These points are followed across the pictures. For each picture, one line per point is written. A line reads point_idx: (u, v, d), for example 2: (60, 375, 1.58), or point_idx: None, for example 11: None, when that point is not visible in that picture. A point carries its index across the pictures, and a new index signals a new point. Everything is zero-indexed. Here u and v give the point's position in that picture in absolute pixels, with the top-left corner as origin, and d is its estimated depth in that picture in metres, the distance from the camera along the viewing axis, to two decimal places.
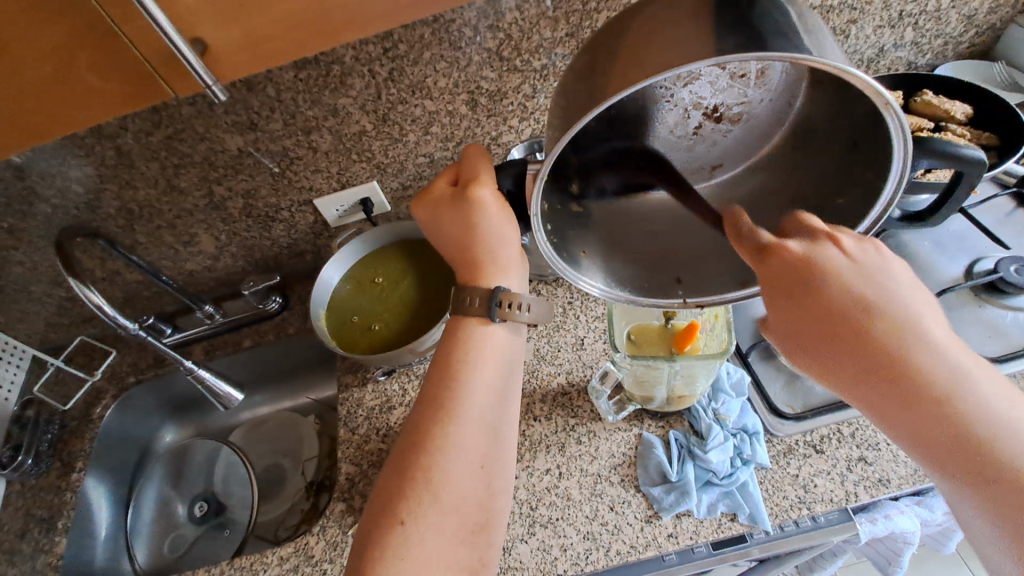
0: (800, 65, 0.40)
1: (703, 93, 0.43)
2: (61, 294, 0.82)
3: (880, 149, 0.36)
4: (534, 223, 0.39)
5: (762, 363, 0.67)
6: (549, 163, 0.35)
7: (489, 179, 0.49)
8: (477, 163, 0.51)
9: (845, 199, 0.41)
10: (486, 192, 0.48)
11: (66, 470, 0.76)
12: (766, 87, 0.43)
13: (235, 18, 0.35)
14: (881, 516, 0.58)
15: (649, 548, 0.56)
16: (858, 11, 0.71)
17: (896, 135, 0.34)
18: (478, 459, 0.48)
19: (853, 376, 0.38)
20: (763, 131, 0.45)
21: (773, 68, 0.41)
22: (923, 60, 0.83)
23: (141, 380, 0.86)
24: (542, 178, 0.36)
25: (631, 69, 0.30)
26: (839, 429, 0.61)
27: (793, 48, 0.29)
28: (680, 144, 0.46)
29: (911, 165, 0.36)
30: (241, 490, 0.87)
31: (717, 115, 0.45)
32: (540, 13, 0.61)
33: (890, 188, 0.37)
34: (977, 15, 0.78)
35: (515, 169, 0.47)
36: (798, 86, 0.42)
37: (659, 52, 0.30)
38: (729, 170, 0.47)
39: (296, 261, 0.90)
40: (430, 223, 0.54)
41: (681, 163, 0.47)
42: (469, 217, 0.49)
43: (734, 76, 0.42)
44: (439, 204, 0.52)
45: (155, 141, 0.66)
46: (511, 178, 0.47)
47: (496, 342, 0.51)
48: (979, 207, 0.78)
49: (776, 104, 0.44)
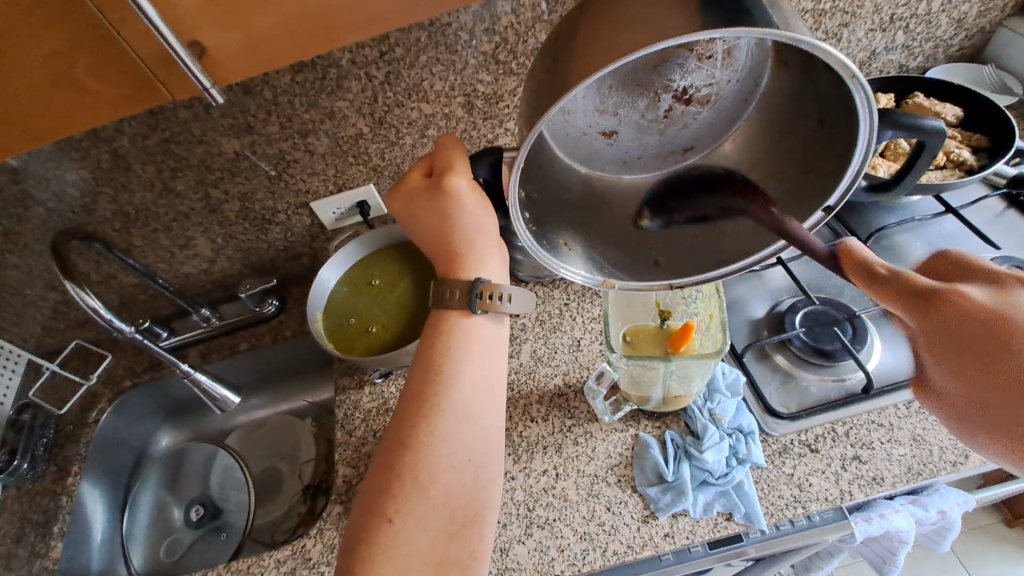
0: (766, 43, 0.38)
1: (673, 75, 0.40)
2: (56, 297, 0.82)
3: (846, 123, 0.36)
4: (513, 214, 0.39)
5: (757, 363, 0.67)
6: (525, 149, 0.34)
7: (464, 168, 0.49)
8: (451, 152, 0.51)
9: (815, 176, 0.41)
10: (461, 181, 0.48)
11: (62, 474, 0.76)
12: (732, 67, 0.41)
13: (232, 23, 0.35)
14: (876, 516, 0.58)
15: (646, 547, 0.56)
16: (849, 15, 0.72)
17: (863, 108, 0.34)
18: (465, 451, 0.48)
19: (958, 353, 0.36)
20: (733, 112, 0.44)
21: (739, 48, 0.39)
22: (914, 63, 0.84)
23: (137, 384, 0.85)
24: (519, 166, 0.35)
25: (603, 47, 0.30)
26: (833, 428, 0.61)
27: (764, 26, 0.29)
28: (650, 127, 0.44)
29: (877, 137, 0.36)
30: (237, 494, 0.87)
31: (686, 97, 0.42)
32: (536, 17, 0.62)
33: (861, 155, 0.37)
34: (967, 19, 0.79)
35: (491, 157, 0.46)
36: (765, 66, 0.40)
37: (633, 33, 0.30)
38: (701, 152, 0.46)
39: (293, 264, 0.90)
40: (405, 215, 0.54)
41: (653, 146, 0.45)
42: (445, 205, 0.49)
43: (703, 59, 0.39)
44: (413, 196, 0.51)
45: (151, 145, 0.66)
46: (487, 166, 0.46)
47: (481, 332, 0.52)
48: (970, 208, 0.79)
49: (743, 85, 0.42)
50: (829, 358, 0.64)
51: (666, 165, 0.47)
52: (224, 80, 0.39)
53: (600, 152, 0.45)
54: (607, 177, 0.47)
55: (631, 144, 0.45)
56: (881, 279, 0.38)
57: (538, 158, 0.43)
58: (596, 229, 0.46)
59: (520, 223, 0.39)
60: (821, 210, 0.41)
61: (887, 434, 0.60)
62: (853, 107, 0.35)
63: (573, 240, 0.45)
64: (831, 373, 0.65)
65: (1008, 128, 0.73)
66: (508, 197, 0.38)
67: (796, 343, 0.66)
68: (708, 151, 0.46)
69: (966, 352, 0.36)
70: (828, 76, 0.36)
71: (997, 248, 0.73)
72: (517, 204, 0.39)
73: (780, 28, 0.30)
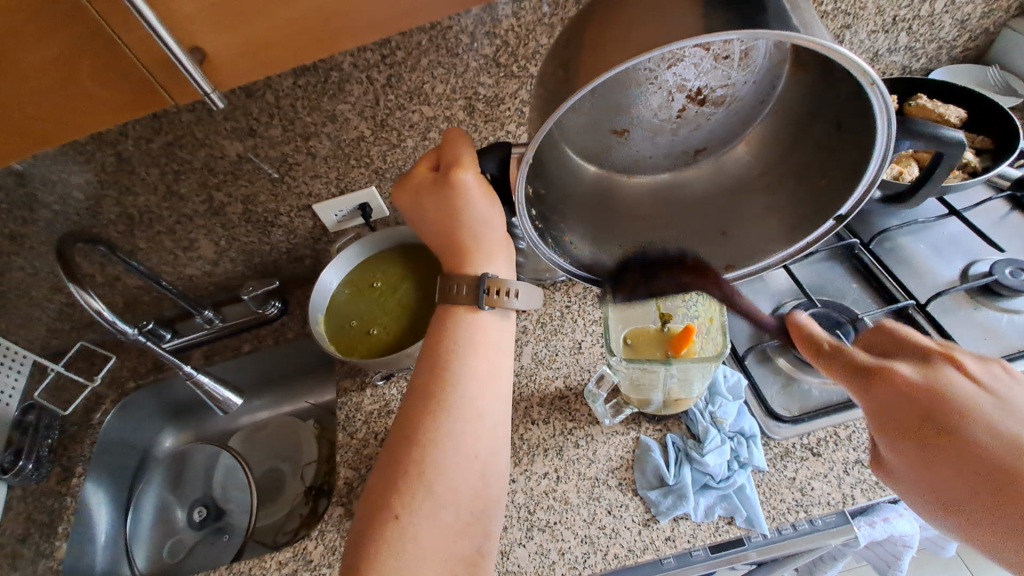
0: (785, 45, 0.38)
1: (687, 75, 0.40)
2: (61, 299, 0.83)
3: (862, 128, 0.36)
4: (521, 211, 0.38)
5: (759, 366, 0.67)
6: (535, 145, 0.34)
7: (471, 162, 0.48)
8: (458, 146, 0.49)
9: (828, 181, 0.40)
10: (469, 175, 0.47)
11: (66, 475, 0.76)
12: (749, 68, 0.40)
13: (234, 27, 0.36)
14: (880, 519, 0.58)
15: (647, 551, 0.56)
16: (852, 16, 0.72)
17: (881, 118, 0.34)
18: (472, 449, 0.48)
19: (928, 446, 0.39)
20: (747, 113, 0.44)
21: (757, 49, 0.38)
22: (917, 64, 0.84)
23: (140, 386, 0.86)
24: (526, 164, 0.35)
25: (612, 51, 0.30)
26: (835, 432, 0.61)
27: (781, 24, 0.29)
28: (663, 128, 0.44)
29: (894, 147, 0.36)
30: (240, 495, 0.88)
31: (701, 98, 0.42)
32: (537, 20, 0.62)
33: (875, 165, 0.36)
34: (971, 20, 0.79)
35: (499, 152, 0.44)
36: (783, 68, 0.40)
37: (641, 33, 0.29)
38: (713, 153, 0.46)
39: (295, 267, 0.90)
40: (413, 209, 0.53)
41: (664, 147, 0.45)
42: (452, 203, 0.48)
43: (719, 59, 0.39)
44: (419, 190, 0.51)
45: (155, 148, 0.66)
46: (495, 161, 0.44)
47: (488, 329, 0.52)
48: (974, 210, 0.78)
49: (759, 86, 0.41)
50: None
51: (677, 163, 0.47)
52: (223, 86, 0.39)
53: (610, 150, 0.45)
54: (618, 176, 0.47)
55: (642, 143, 0.45)
56: (827, 356, 0.47)
57: (544, 158, 0.42)
58: (601, 228, 0.46)
59: (525, 218, 0.39)
60: (833, 219, 0.41)
61: None
62: (870, 118, 0.35)
63: (581, 240, 0.45)
64: None
65: (1012, 130, 0.73)
66: (516, 193, 0.38)
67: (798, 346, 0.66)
68: (719, 153, 0.46)
69: (920, 436, 0.40)
70: (839, 76, 0.35)
71: (1002, 251, 0.73)
72: (524, 201, 0.39)
73: (799, 30, 0.29)
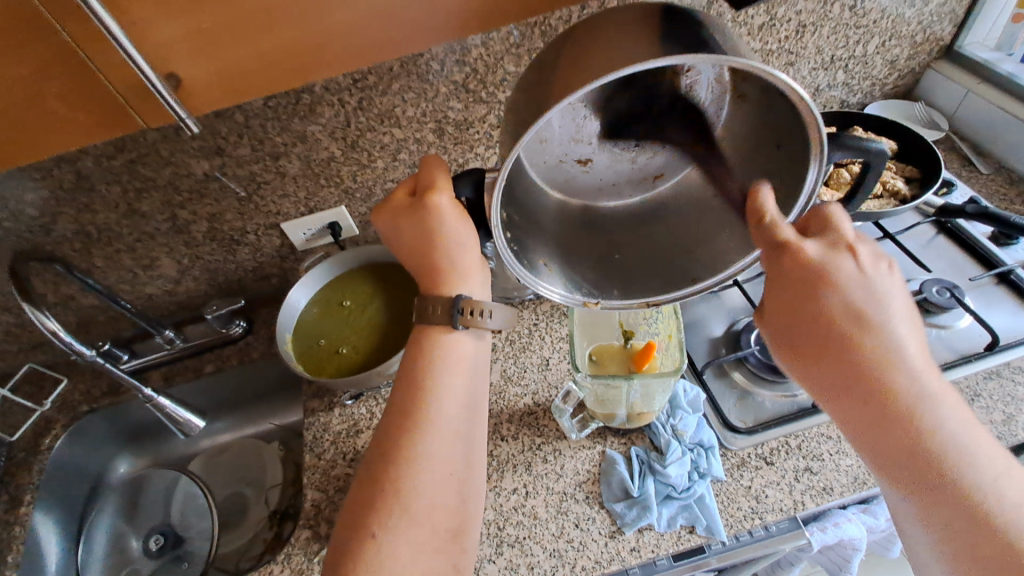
0: (724, 77, 0.41)
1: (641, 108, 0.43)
2: (10, 319, 0.79)
3: (798, 158, 0.39)
4: (496, 232, 0.41)
5: (716, 380, 0.71)
6: (506, 169, 0.36)
7: (446, 186, 0.50)
8: (434, 172, 0.52)
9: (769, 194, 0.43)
10: (443, 198, 0.49)
11: (13, 504, 0.73)
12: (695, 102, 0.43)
13: (208, 55, 0.36)
14: (830, 525, 0.62)
15: (613, 562, 0.57)
16: (794, 55, 0.78)
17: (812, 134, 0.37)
18: (449, 467, 0.49)
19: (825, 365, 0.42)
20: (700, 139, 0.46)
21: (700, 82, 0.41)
22: (854, 99, 0.91)
23: (95, 409, 0.82)
24: (498, 186, 0.37)
25: (571, 77, 0.33)
26: (786, 442, 0.65)
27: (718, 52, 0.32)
28: (623, 157, 0.46)
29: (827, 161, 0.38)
30: (199, 521, 0.82)
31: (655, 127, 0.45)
32: (504, 49, 0.64)
33: (813, 176, 0.39)
34: (898, 60, 0.87)
35: (473, 176, 0.46)
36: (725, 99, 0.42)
37: (600, 62, 0.32)
38: (670, 179, 0.49)
39: (261, 285, 0.89)
40: (391, 232, 0.54)
41: (626, 174, 0.48)
42: (428, 222, 0.50)
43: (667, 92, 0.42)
44: (398, 212, 0.52)
45: (117, 165, 0.66)
46: (470, 185, 0.46)
47: (462, 347, 0.53)
48: (904, 233, 0.85)
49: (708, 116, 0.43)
50: (781, 375, 0.68)
51: (638, 189, 0.49)
52: (199, 110, 0.40)
53: (575, 179, 0.48)
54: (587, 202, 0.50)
55: (602, 171, 0.47)
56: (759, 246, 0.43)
57: (515, 182, 0.45)
58: (571, 253, 0.48)
59: (500, 238, 0.41)
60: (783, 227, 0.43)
61: (836, 446, 0.64)
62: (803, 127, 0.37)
63: (551, 259, 0.47)
64: (783, 389, 0.68)
65: (934, 160, 0.80)
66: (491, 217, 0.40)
67: (751, 361, 0.70)
68: (677, 177, 0.49)
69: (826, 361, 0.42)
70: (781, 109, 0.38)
71: (929, 271, 0.79)
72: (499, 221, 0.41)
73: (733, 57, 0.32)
